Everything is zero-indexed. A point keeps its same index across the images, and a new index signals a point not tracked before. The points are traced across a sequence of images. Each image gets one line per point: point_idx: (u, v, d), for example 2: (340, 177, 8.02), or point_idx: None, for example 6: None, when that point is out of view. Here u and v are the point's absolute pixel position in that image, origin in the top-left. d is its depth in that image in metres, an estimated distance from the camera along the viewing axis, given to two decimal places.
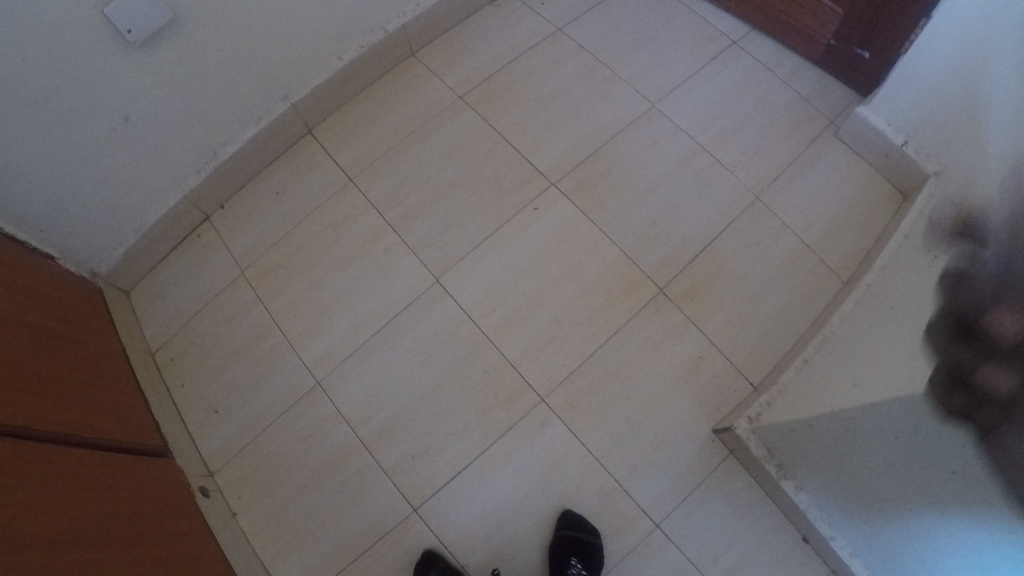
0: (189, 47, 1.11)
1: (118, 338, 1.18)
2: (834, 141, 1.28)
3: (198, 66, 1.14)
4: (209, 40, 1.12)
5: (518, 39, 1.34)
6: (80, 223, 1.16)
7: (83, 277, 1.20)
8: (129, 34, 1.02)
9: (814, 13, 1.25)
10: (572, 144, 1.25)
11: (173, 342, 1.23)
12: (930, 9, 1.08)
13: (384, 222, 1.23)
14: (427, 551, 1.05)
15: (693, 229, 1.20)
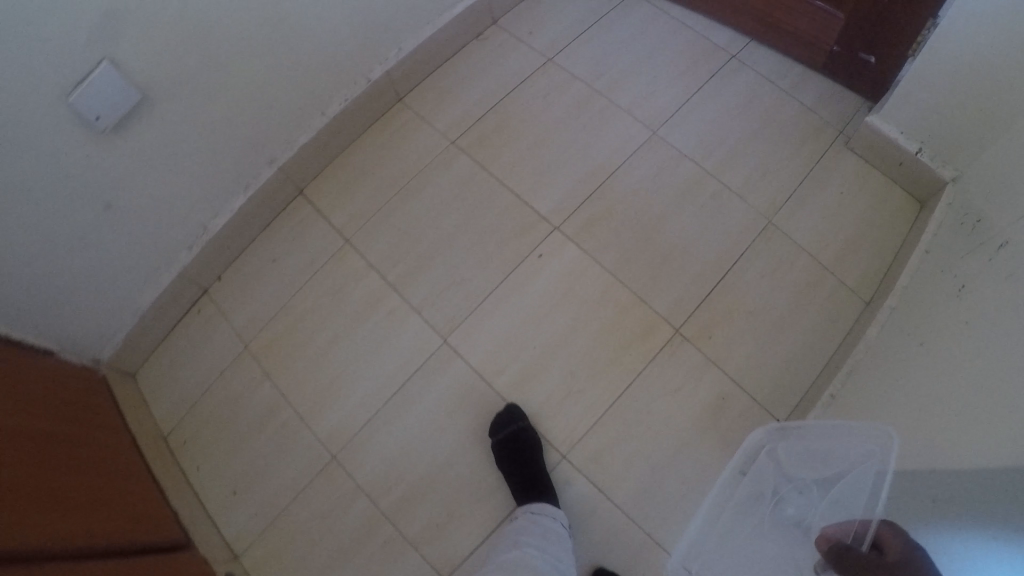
0: (164, 121, 1.06)
1: (129, 428, 1.16)
2: (844, 152, 1.22)
3: (177, 139, 1.10)
4: (185, 111, 1.08)
5: (508, 74, 1.28)
6: (75, 312, 1.13)
7: (84, 368, 1.18)
8: (99, 120, 0.97)
9: (812, 19, 1.20)
10: (573, 183, 1.20)
11: (184, 424, 1.21)
12: (937, 10, 1.03)
13: (385, 281, 1.19)
14: (513, 408, 1.09)
15: (706, 263, 1.15)
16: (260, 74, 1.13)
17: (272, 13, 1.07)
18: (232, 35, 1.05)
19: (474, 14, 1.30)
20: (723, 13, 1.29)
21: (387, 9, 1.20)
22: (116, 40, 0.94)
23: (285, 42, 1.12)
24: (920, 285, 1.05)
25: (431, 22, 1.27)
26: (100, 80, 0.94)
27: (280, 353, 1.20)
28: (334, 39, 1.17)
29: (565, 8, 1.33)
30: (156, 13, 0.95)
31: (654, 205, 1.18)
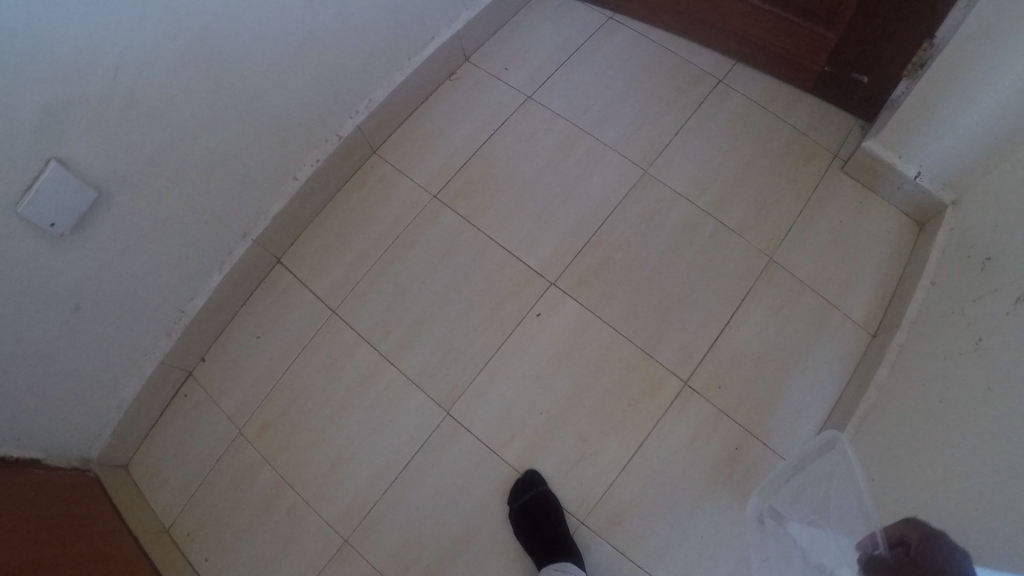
0: (125, 211, 0.99)
1: (129, 530, 1.11)
2: (840, 177, 1.18)
3: (141, 227, 1.02)
4: (147, 198, 1.00)
5: (486, 117, 1.22)
6: (58, 418, 1.07)
7: (73, 473, 1.12)
8: (54, 228, 0.90)
9: (800, 40, 1.15)
10: (566, 234, 1.14)
11: (185, 513, 1.15)
12: (935, 31, 0.99)
13: (379, 354, 1.13)
14: (530, 472, 1.06)
15: (710, 309, 1.11)
16: (224, 147, 1.05)
17: (230, 82, 0.99)
18: (189, 112, 0.97)
19: (445, 55, 1.23)
20: (705, 36, 1.24)
21: (354, 62, 1.13)
22: (63, 141, 0.85)
23: (247, 110, 1.05)
24: (931, 318, 1.02)
25: (401, 68, 1.20)
26: (50, 185, 0.86)
27: (276, 436, 1.14)
28: (300, 100, 1.10)
29: (539, 40, 1.27)
30: (103, 105, 0.86)
31: (653, 252, 1.13)
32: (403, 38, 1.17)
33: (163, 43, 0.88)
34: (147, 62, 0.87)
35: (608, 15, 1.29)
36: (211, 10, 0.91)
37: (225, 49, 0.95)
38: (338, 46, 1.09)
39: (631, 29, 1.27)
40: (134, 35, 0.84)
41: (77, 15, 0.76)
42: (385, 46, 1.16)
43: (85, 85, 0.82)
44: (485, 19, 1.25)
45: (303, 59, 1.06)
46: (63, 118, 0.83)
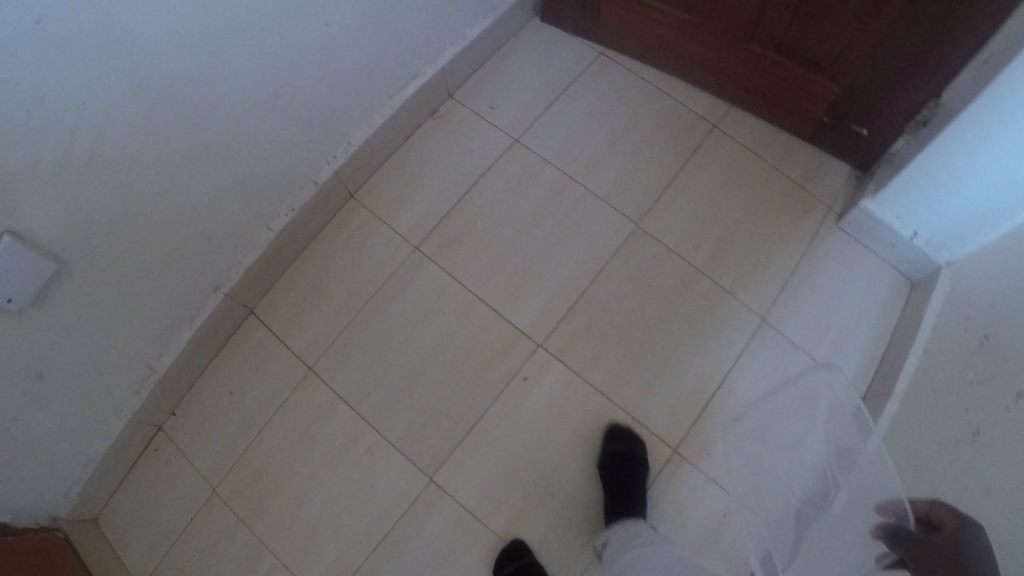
0: (87, 275, 0.91)
1: None
2: (835, 232, 1.15)
3: (104, 288, 0.95)
4: (111, 260, 0.93)
5: (471, 162, 1.17)
6: (25, 484, 1.01)
7: (42, 535, 1.05)
8: (10, 304, 0.82)
9: (800, 90, 1.11)
10: (554, 293, 1.10)
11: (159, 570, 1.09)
12: (942, 88, 0.96)
13: (358, 416, 1.09)
14: (515, 542, 1.00)
15: (701, 372, 1.07)
16: (196, 200, 0.98)
17: (201, 136, 0.92)
18: (157, 169, 0.90)
19: (427, 93, 1.18)
20: (699, 78, 1.20)
21: (333, 105, 1.07)
22: (18, 214, 0.77)
23: (220, 161, 0.97)
24: (923, 387, 0.99)
25: (382, 109, 1.14)
26: (5, 260, 0.78)
27: (251, 497, 1.09)
28: (277, 148, 1.04)
29: (526, 78, 1.22)
30: (62, 172, 0.78)
31: (643, 312, 1.09)
32: (385, 78, 1.11)
33: (127, 101, 0.80)
34: (106, 124, 0.79)
35: (598, 51, 1.24)
36: (180, 64, 0.83)
37: (195, 101, 0.88)
38: (317, 90, 1.03)
39: (621, 68, 1.23)
40: (93, 95, 0.75)
41: (29, 80, 0.68)
42: (366, 89, 1.10)
43: (39, 152, 0.74)
44: (470, 55, 1.20)
45: (278, 107, 0.99)
46: (18, 191, 0.75)
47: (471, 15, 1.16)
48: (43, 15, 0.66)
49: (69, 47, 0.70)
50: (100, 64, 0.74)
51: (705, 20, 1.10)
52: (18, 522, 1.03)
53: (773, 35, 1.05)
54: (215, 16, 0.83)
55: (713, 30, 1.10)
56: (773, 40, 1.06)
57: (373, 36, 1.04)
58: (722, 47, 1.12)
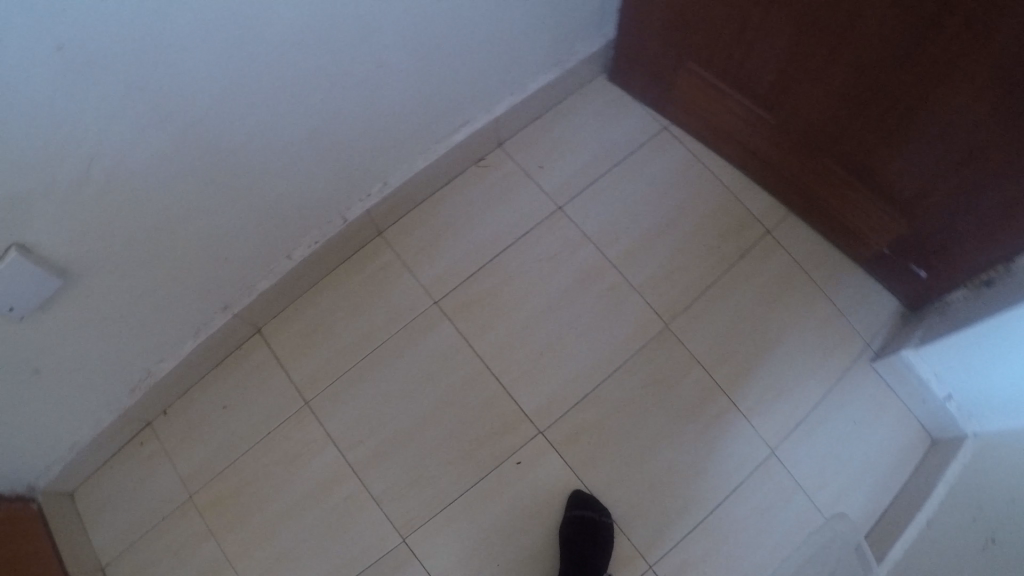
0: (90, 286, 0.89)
1: (64, 567, 1.03)
2: (868, 372, 1.09)
3: (109, 296, 0.93)
4: (118, 272, 0.91)
5: (507, 223, 1.13)
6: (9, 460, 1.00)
7: (17, 505, 1.04)
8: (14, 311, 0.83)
9: (865, 215, 1.04)
10: (563, 382, 1.07)
11: (123, 557, 1.08)
12: (1014, 256, 0.88)
13: (345, 461, 1.07)
14: None
15: (697, 491, 1.04)
16: (216, 224, 0.95)
17: (227, 164, 0.89)
18: (177, 194, 0.87)
19: (477, 140, 1.14)
20: (762, 174, 1.13)
21: (376, 145, 1.04)
22: (18, 228, 0.76)
23: (244, 186, 0.94)
24: (912, 561, 0.92)
25: (425, 152, 1.10)
26: (7, 274, 0.78)
27: (227, 512, 1.07)
28: (309, 182, 1.01)
29: (582, 142, 1.17)
30: (71, 194, 0.76)
31: (652, 417, 1.06)
32: (434, 123, 1.08)
33: (152, 130, 0.77)
34: (124, 150, 0.77)
35: (662, 125, 1.18)
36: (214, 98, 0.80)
37: (224, 132, 0.85)
38: (361, 130, 1.00)
39: (682, 148, 1.17)
40: (113, 122, 0.73)
41: (39, 111, 0.66)
42: (414, 132, 1.07)
43: (52, 172, 0.73)
44: (528, 106, 1.15)
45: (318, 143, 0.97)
46: (21, 209, 0.73)
47: (536, 70, 1.12)
48: (65, 43, 0.63)
49: (91, 73, 0.67)
50: (125, 94, 0.71)
51: (781, 120, 1.02)
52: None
53: (848, 156, 0.98)
54: (262, 57, 0.80)
55: (787, 132, 1.03)
56: (846, 160, 0.99)
57: (428, 81, 1.01)
58: (793, 151, 1.05)
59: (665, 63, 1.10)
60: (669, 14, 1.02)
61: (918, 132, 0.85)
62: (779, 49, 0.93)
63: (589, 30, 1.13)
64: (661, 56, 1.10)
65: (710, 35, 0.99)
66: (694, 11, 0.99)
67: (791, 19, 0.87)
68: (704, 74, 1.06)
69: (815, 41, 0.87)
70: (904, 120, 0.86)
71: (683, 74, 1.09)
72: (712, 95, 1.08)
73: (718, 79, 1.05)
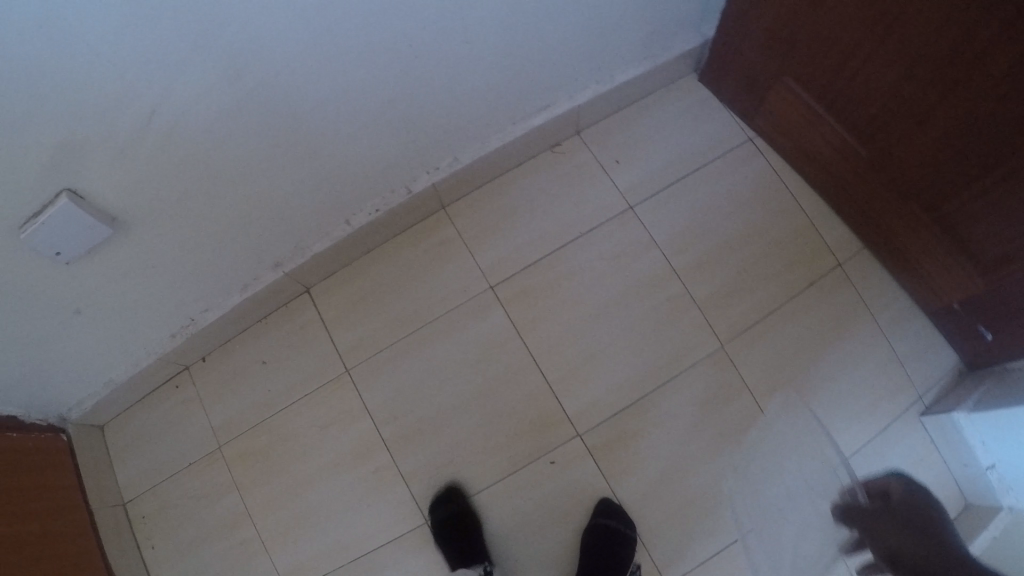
0: (142, 236, 0.92)
1: (87, 499, 1.06)
2: (915, 424, 1.06)
3: (159, 246, 0.95)
4: (170, 224, 0.93)
5: (575, 217, 1.10)
6: (45, 387, 1.02)
7: (48, 436, 1.06)
8: (60, 255, 0.86)
9: (943, 268, 1.00)
10: (609, 389, 1.06)
11: (147, 495, 1.10)
12: None
13: (378, 435, 1.06)
14: None
15: (726, 518, 1.03)
16: (271, 186, 0.97)
17: (293, 123, 0.89)
18: (233, 154, 0.89)
19: (555, 126, 1.10)
20: (843, 204, 1.09)
21: (451, 118, 1.01)
22: (74, 176, 0.79)
23: (307, 146, 0.94)
24: None
25: (501, 133, 1.07)
26: (59, 219, 0.81)
27: (253, 467, 1.08)
28: (373, 153, 1.00)
29: (664, 141, 1.12)
30: (127, 147, 0.79)
31: (694, 438, 1.05)
32: (511, 105, 1.05)
33: (218, 87, 0.78)
34: (189, 106, 0.78)
35: (748, 136, 1.13)
36: (285, 55, 0.79)
37: (292, 91, 0.84)
38: (433, 105, 0.98)
39: (765, 163, 1.12)
40: (178, 76, 0.73)
41: (108, 54, 0.67)
42: (490, 110, 1.04)
43: (113, 121, 0.74)
44: (613, 97, 1.11)
45: (388, 112, 0.95)
46: (77, 155, 0.76)
47: (628, 60, 1.07)
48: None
49: (159, 29, 0.68)
50: (192, 51, 0.72)
51: (874, 155, 0.98)
52: (27, 417, 1.04)
53: (937, 204, 0.93)
54: (338, 22, 0.79)
55: (878, 168, 0.98)
56: (934, 208, 0.94)
57: (508, 63, 0.98)
58: (880, 187, 1.00)
59: (761, 75, 1.05)
60: (775, 26, 0.97)
61: (1016, 198, 0.80)
62: (885, 83, 0.87)
63: (685, 29, 1.08)
64: (758, 68, 1.05)
65: (813, 56, 0.94)
66: (802, 28, 0.93)
67: (902, 57, 0.82)
68: (802, 94, 1.01)
69: (925, 87, 0.82)
70: (1003, 182, 0.80)
71: (778, 90, 1.04)
72: (805, 117, 1.03)
73: (815, 102, 1.00)
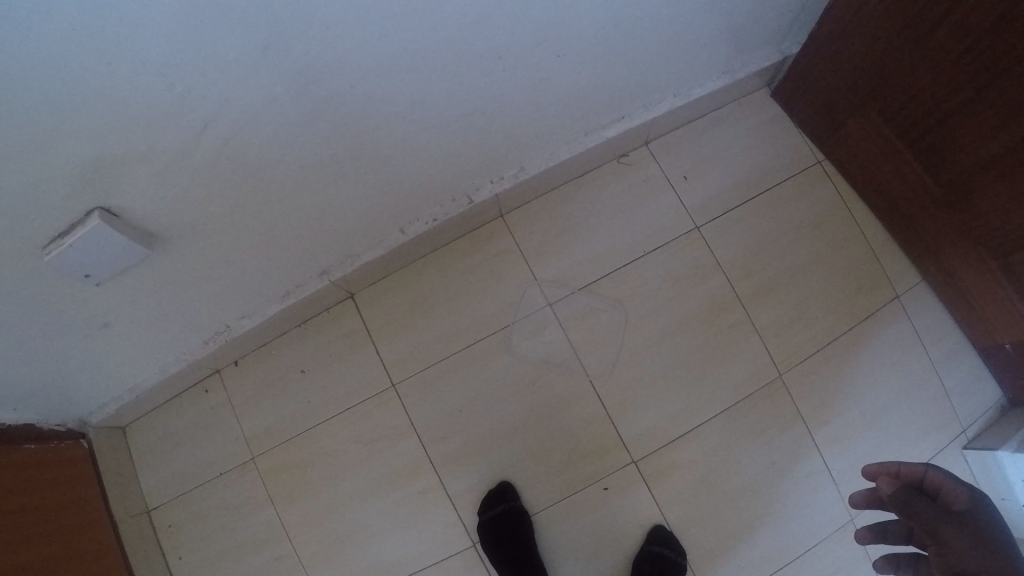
0: (182, 251, 0.82)
1: (111, 511, 1.00)
2: (956, 457, 1.05)
3: (198, 260, 0.85)
4: (217, 236, 0.84)
5: (635, 234, 1.08)
6: (66, 396, 0.95)
7: (68, 443, 0.99)
8: (89, 276, 0.76)
9: (1003, 311, 0.96)
10: (666, 416, 1.04)
11: (174, 502, 1.06)
12: None
13: (425, 453, 1.03)
14: None
15: (774, 546, 1.01)
16: (331, 195, 0.87)
17: (365, 140, 0.80)
18: (296, 171, 0.80)
19: (625, 137, 1.06)
20: (905, 236, 1.06)
21: (524, 129, 0.94)
22: (116, 191, 0.69)
23: (376, 160, 0.85)
24: None
25: (573, 142, 1.02)
26: (94, 237, 0.71)
27: (290, 481, 1.05)
28: (442, 165, 0.93)
29: (724, 162, 1.11)
30: (183, 161, 0.70)
31: (747, 468, 1.03)
32: (585, 120, 0.99)
33: (285, 100, 0.69)
34: (250, 120, 0.69)
35: (817, 159, 1.12)
36: (366, 66, 0.69)
37: (367, 105, 0.75)
38: (509, 115, 0.89)
39: (831, 189, 1.11)
40: (245, 84, 0.64)
41: (160, 61, 0.57)
42: (563, 122, 0.97)
43: (165, 126, 0.64)
44: (684, 112, 1.07)
45: (463, 126, 0.87)
46: (119, 164, 0.65)
47: (705, 75, 1.03)
48: None
49: (224, 26, 0.57)
50: (263, 57, 0.62)
51: (948, 198, 0.93)
52: (44, 424, 0.96)
53: (1004, 258, 0.89)
54: (426, 28, 0.69)
55: (950, 211, 0.94)
56: (998, 257, 0.91)
57: (595, 73, 0.90)
58: (949, 229, 0.96)
59: (843, 100, 1.01)
60: (865, 56, 0.92)
61: None
62: (976, 133, 0.83)
63: (765, 46, 1.03)
64: (839, 92, 1.00)
65: (902, 91, 0.90)
66: (893, 63, 0.89)
67: (1002, 110, 0.78)
68: (883, 125, 0.96)
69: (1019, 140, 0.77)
70: None
71: (857, 119, 1.00)
72: (881, 148, 0.99)
73: (894, 135, 0.95)
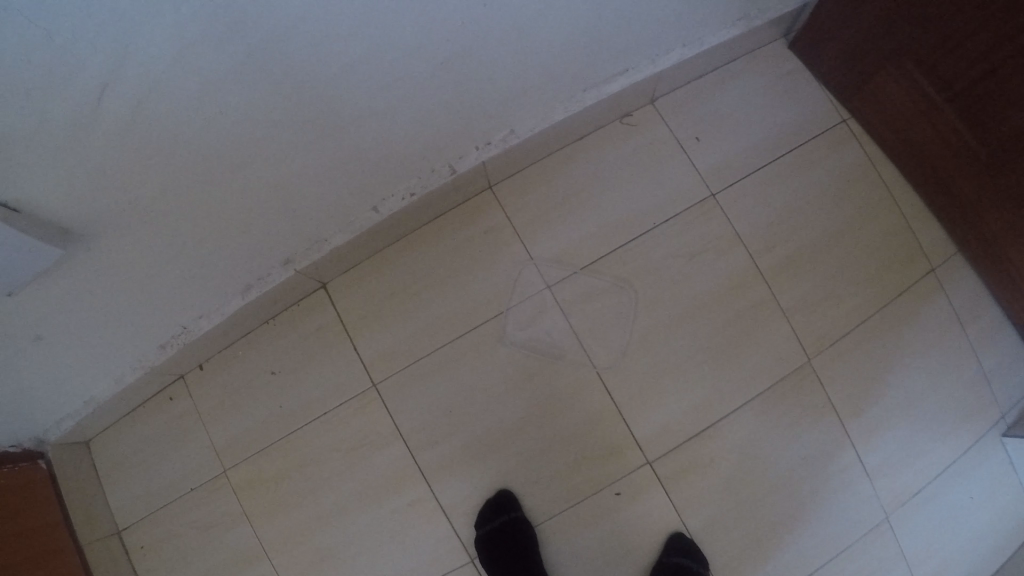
0: (114, 250, 0.70)
1: (74, 536, 0.90)
2: (998, 444, 0.94)
3: (137, 259, 0.74)
4: (155, 230, 0.72)
5: (641, 206, 0.96)
6: (10, 417, 0.84)
7: (25, 466, 0.88)
8: None
9: None
10: (680, 409, 0.92)
11: (144, 523, 0.96)
12: None
13: (413, 460, 0.93)
14: None
15: (805, 552, 0.90)
16: (285, 174, 0.75)
17: (315, 109, 0.68)
18: (237, 150, 0.68)
19: (629, 93, 0.92)
20: (942, 203, 0.93)
21: (508, 87, 0.81)
22: (13, 181, 0.56)
23: (332, 134, 0.73)
24: None
25: (568, 102, 0.89)
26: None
27: (268, 496, 0.94)
28: (413, 135, 0.80)
29: (740, 118, 0.98)
30: (93, 146, 0.57)
31: (772, 466, 0.92)
32: (581, 74, 0.86)
33: (207, 66, 0.56)
34: (167, 91, 0.56)
35: (843, 115, 0.98)
36: (304, 17, 0.57)
37: (311, 66, 0.62)
38: (489, 72, 0.77)
39: (860, 146, 0.98)
40: (151, 46, 0.51)
41: (27, 18, 0.44)
42: (554, 78, 0.84)
43: (53, 100, 0.51)
44: (695, 63, 0.94)
45: (434, 87, 0.74)
46: (11, 153, 0.53)
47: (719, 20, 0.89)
48: None
49: None
50: (165, 11, 0.49)
51: (997, 165, 0.80)
52: None
53: None
54: None
55: (998, 178, 0.81)
56: None
57: (589, 20, 0.76)
58: (997, 198, 0.83)
59: (873, 50, 0.86)
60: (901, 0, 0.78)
61: None
62: None
63: None
64: (869, 41, 0.86)
65: (946, 41, 0.75)
66: (935, 10, 0.74)
67: None
68: (919, 80, 0.82)
69: None
70: None
71: (890, 72, 0.86)
72: (918, 105, 0.85)
73: (933, 91, 0.81)
